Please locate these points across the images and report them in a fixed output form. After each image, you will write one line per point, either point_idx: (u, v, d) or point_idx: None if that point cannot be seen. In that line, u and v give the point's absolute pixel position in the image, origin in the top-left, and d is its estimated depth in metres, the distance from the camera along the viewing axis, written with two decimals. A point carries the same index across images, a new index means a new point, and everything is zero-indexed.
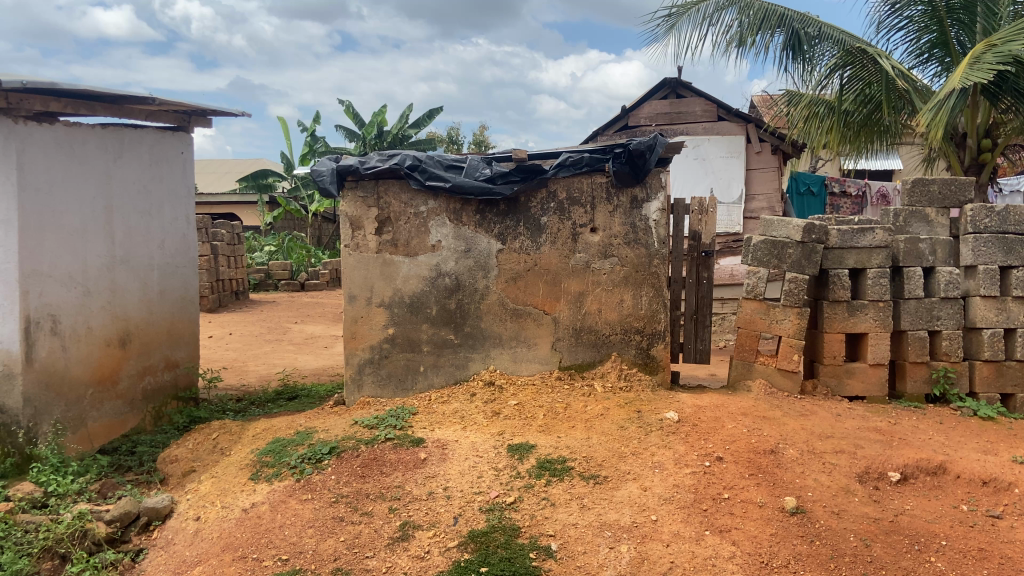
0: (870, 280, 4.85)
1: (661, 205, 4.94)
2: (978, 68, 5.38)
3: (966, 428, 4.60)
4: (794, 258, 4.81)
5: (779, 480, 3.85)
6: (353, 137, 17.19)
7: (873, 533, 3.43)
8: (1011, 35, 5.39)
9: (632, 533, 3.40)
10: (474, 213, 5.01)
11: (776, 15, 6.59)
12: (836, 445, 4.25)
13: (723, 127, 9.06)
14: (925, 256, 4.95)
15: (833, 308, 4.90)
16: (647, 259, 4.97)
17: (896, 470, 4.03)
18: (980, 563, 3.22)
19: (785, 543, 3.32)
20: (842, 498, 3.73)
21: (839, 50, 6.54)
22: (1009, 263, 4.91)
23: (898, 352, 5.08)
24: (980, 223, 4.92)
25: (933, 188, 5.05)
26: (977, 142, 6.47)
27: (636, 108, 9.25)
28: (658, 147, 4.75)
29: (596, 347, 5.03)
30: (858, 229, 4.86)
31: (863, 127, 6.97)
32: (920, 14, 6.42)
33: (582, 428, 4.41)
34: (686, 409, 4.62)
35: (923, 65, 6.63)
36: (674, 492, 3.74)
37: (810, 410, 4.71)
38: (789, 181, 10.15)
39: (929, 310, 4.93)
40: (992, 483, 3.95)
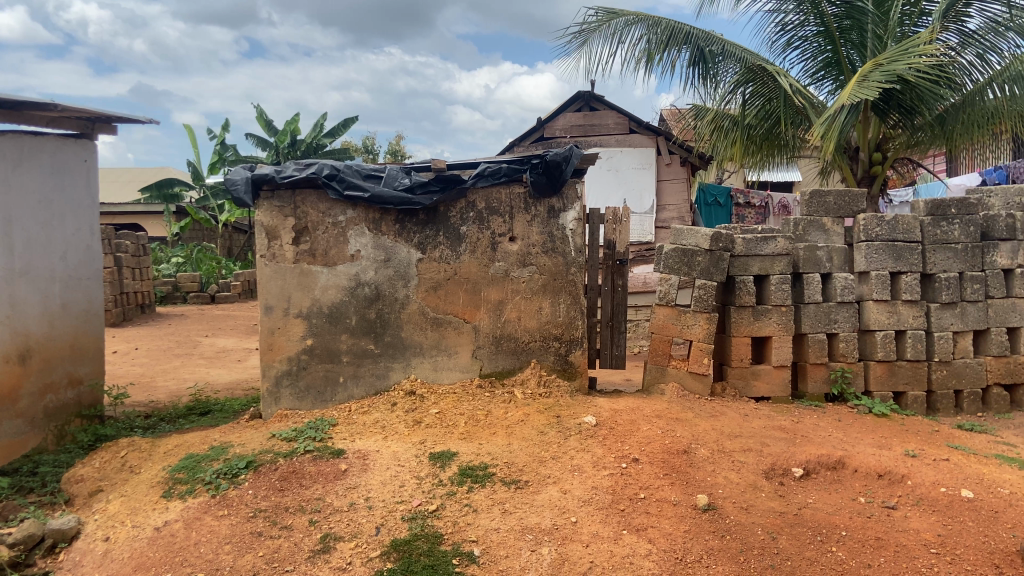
0: (773, 286, 5.09)
1: (577, 215, 5.09)
2: (866, 85, 5.77)
3: (862, 424, 4.85)
4: (703, 266, 5.02)
5: (691, 478, 4.05)
6: (265, 146, 16.78)
7: (779, 526, 3.67)
8: (896, 55, 5.77)
9: (553, 535, 3.51)
10: (394, 222, 5.01)
11: (682, 33, 6.89)
12: (744, 443, 4.47)
13: (635, 140, 9.34)
14: (822, 263, 5.20)
15: (739, 313, 5.12)
16: (565, 268, 5.09)
17: (799, 465, 4.27)
18: (877, 551, 3.48)
19: (698, 539, 3.52)
20: (750, 494, 3.95)
21: (741, 68, 6.90)
22: (899, 269, 5.11)
23: (799, 354, 5.30)
24: (872, 232, 5.12)
25: (829, 199, 5.28)
26: (868, 155, 6.92)
27: (552, 120, 9.42)
28: (573, 158, 4.92)
29: (515, 354, 5.11)
30: (761, 238, 5.11)
31: (766, 141, 7.33)
32: (813, 34, 6.84)
33: (503, 433, 4.48)
34: (604, 413, 4.76)
35: (818, 82, 7.03)
36: (593, 494, 3.87)
37: (720, 411, 4.91)
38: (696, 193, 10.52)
39: (827, 313, 5.16)
40: (886, 476, 4.19)
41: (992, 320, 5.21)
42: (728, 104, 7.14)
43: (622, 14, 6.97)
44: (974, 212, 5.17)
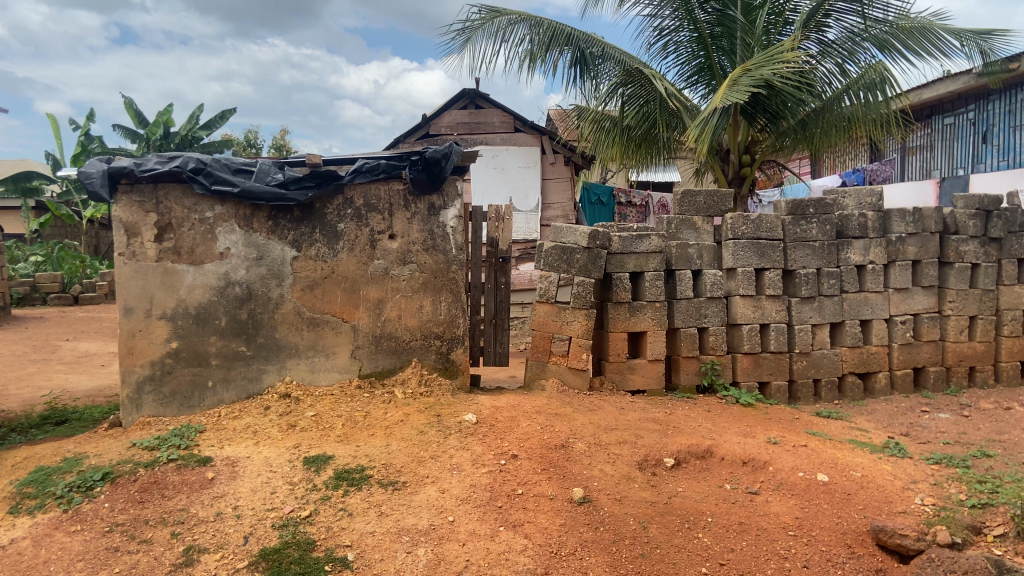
0: (647, 282, 5.25)
1: (458, 213, 5.07)
2: (736, 90, 6.01)
3: (730, 414, 5.07)
4: (581, 263, 5.11)
5: (568, 472, 4.12)
6: (135, 138, 15.85)
7: (650, 515, 3.80)
8: (763, 61, 6.06)
9: (429, 535, 3.48)
10: (267, 219, 4.83)
11: (563, 34, 6.99)
12: (619, 436, 4.58)
13: (520, 138, 9.40)
14: (693, 260, 5.41)
15: (616, 309, 5.24)
16: (445, 266, 5.07)
17: (670, 456, 4.42)
18: (740, 536, 3.67)
19: (572, 532, 3.60)
20: (623, 486, 4.06)
21: (619, 70, 7.10)
22: (763, 266, 5.38)
23: (672, 348, 5.48)
24: (739, 230, 5.35)
25: (700, 199, 5.48)
26: (738, 157, 7.25)
27: (437, 117, 9.31)
28: (453, 155, 4.90)
29: (396, 354, 5.03)
30: (635, 236, 5.24)
31: (643, 142, 7.58)
32: (688, 40, 7.09)
33: (381, 434, 4.39)
34: (484, 411, 4.76)
35: (692, 85, 7.31)
36: (470, 492, 3.86)
37: (597, 405, 5.01)
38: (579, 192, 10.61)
39: (697, 309, 5.37)
40: (750, 463, 4.40)
41: (846, 313, 5.52)
42: (607, 105, 7.32)
43: (505, 12, 7.01)
44: (830, 211, 5.46)
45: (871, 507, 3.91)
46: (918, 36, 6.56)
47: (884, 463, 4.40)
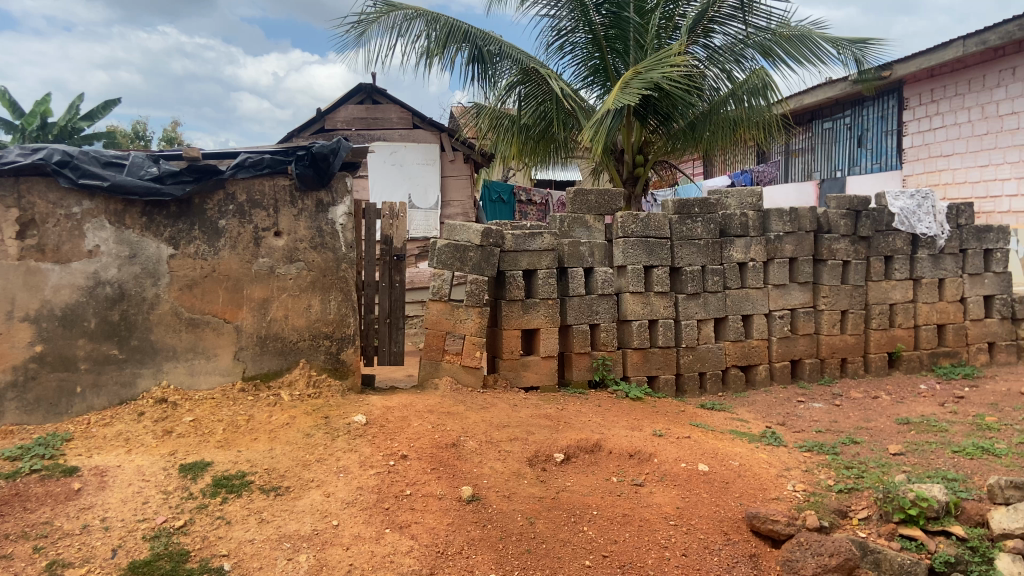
0: (540, 280, 5.29)
1: (348, 209, 4.98)
2: (627, 92, 6.12)
3: (619, 408, 5.18)
4: (474, 261, 5.10)
5: (457, 471, 4.10)
6: (9, 129, 14.80)
7: (537, 510, 3.82)
8: (653, 64, 6.21)
9: (311, 541, 3.39)
10: (141, 214, 4.61)
11: (460, 30, 6.92)
12: (511, 433, 4.60)
13: (419, 135, 9.31)
14: (585, 258, 5.49)
15: (510, 306, 5.25)
16: (334, 264, 4.96)
17: (560, 451, 4.47)
18: (623, 527, 3.75)
19: (460, 531, 3.58)
20: (513, 482, 4.08)
21: (517, 69, 7.12)
22: (651, 263, 5.51)
23: (565, 345, 5.54)
24: (628, 229, 5.46)
25: (591, 198, 5.53)
26: (632, 158, 7.42)
27: (332, 111, 9.08)
28: (341, 151, 4.87)
29: (282, 355, 4.88)
30: (528, 234, 5.28)
31: (541, 140, 7.64)
32: (584, 41, 7.12)
33: (265, 439, 4.25)
34: (374, 411, 4.68)
35: (588, 86, 7.38)
36: (357, 495, 3.79)
37: (490, 402, 5.01)
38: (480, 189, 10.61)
39: (589, 306, 5.46)
40: (637, 455, 4.50)
41: (730, 308, 5.74)
42: (504, 104, 7.34)
43: (401, 7, 6.91)
44: (714, 210, 5.68)
45: (747, 494, 4.08)
46: (798, 44, 6.88)
47: (761, 452, 4.59)
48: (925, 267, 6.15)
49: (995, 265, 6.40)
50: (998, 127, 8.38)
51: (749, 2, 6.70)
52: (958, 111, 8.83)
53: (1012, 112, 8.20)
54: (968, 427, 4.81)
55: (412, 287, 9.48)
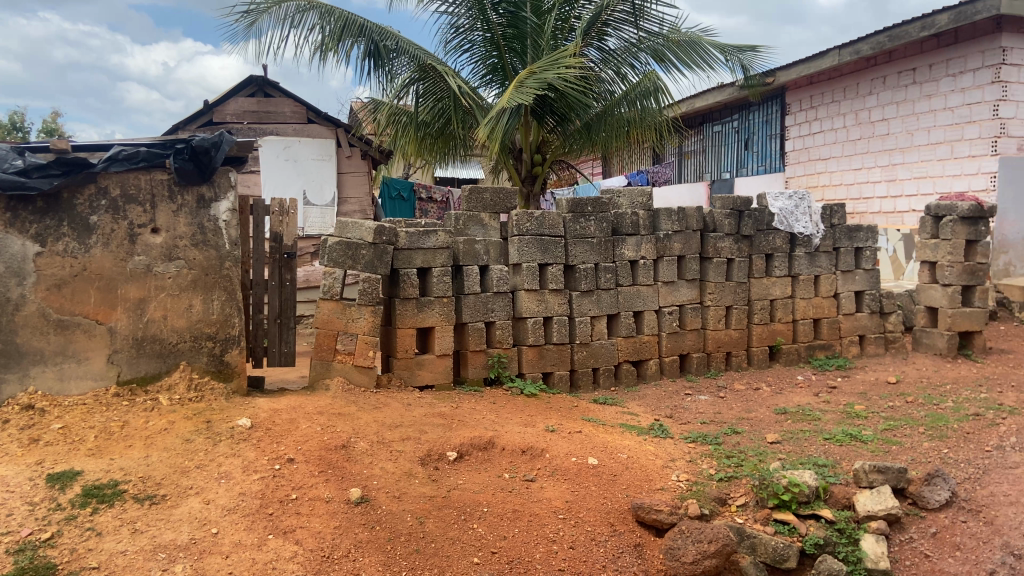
0: (435, 278, 5.26)
1: (232, 205, 4.82)
2: (522, 91, 6.16)
3: (513, 405, 5.21)
4: (366, 259, 5.01)
5: (346, 473, 4.02)
6: None
7: (427, 510, 3.79)
8: (547, 65, 6.27)
9: (188, 550, 3.25)
10: (3, 210, 4.30)
11: (356, 25, 6.77)
12: (403, 433, 4.54)
13: (313, 130, 9.10)
14: (480, 256, 5.50)
15: (404, 305, 5.19)
16: (217, 262, 4.78)
17: (452, 449, 4.45)
18: (512, 522, 3.77)
19: (347, 534, 3.52)
20: (403, 482, 4.03)
21: (414, 65, 7.05)
22: (546, 261, 5.57)
23: (461, 343, 5.52)
24: (523, 227, 5.50)
25: (486, 196, 5.54)
26: (530, 156, 7.49)
27: (221, 103, 8.75)
28: (223, 145, 4.67)
29: (161, 357, 4.66)
30: (423, 231, 5.23)
31: (439, 138, 7.60)
32: (482, 40, 7.09)
33: (141, 446, 4.04)
34: (261, 414, 4.53)
35: (486, 85, 7.39)
36: (238, 501, 3.66)
37: (383, 402, 4.94)
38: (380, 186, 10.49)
39: (484, 304, 5.47)
40: (529, 451, 4.53)
41: (621, 305, 5.88)
42: (401, 100, 7.25)
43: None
44: (606, 210, 5.79)
45: (633, 486, 4.19)
46: (689, 50, 7.13)
47: (648, 445, 4.72)
48: (802, 264, 6.46)
49: (865, 263, 6.76)
50: (870, 133, 8.94)
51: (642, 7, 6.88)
52: (834, 116, 9.38)
53: (883, 118, 8.75)
54: (839, 416, 5.11)
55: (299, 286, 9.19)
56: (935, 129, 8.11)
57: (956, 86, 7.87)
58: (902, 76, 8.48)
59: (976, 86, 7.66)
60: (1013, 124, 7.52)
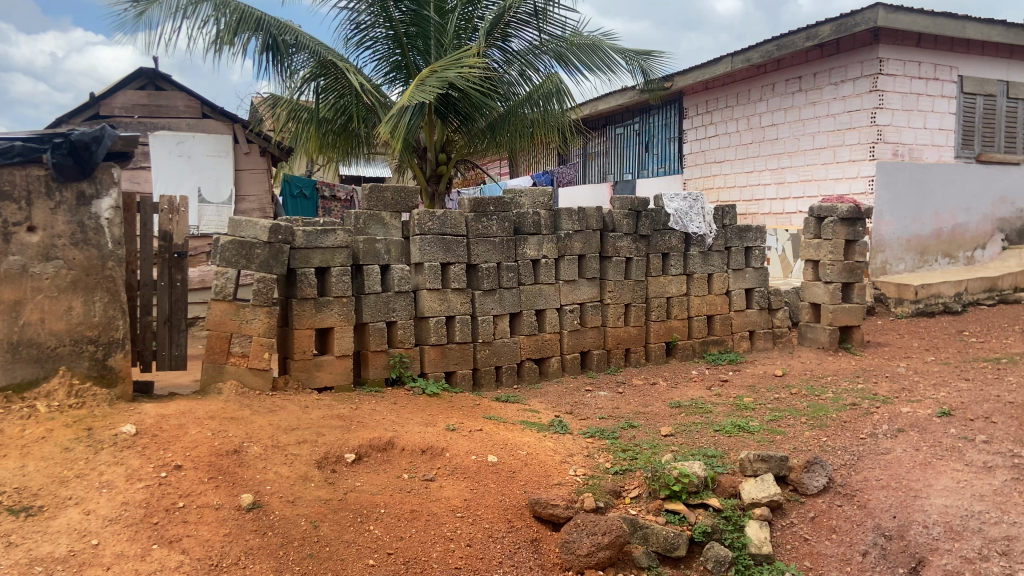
0: (334, 278, 5.18)
1: (115, 203, 4.61)
2: (424, 89, 6.14)
3: (414, 404, 5.18)
4: (262, 258, 4.88)
5: (238, 479, 3.90)
6: None
7: (322, 513, 3.73)
8: (449, 64, 6.26)
9: (66, 563, 3.10)
10: None
11: (253, 17, 6.59)
12: (299, 436, 4.44)
13: (208, 125, 8.81)
14: (381, 255, 5.44)
15: (301, 305, 5.09)
16: (100, 262, 4.56)
17: (351, 451, 4.37)
18: (410, 523, 3.75)
19: (237, 541, 3.42)
20: (298, 486, 3.94)
21: (314, 61, 6.92)
22: (448, 260, 5.57)
23: (361, 343, 5.46)
24: (425, 226, 5.48)
25: (387, 194, 5.48)
26: (435, 155, 7.47)
27: (108, 96, 8.34)
28: (105, 140, 4.48)
29: (38, 362, 4.40)
30: (321, 230, 5.14)
31: (341, 136, 7.49)
32: (385, 37, 7.00)
33: (15, 456, 3.80)
34: (147, 420, 4.35)
35: (390, 83, 7.31)
36: (121, 511, 3.49)
37: (279, 405, 4.82)
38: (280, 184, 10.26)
39: (385, 303, 5.42)
40: (429, 450, 4.51)
41: (523, 304, 5.95)
42: (300, 96, 7.10)
43: None
44: (508, 209, 5.85)
45: (531, 482, 4.24)
46: (589, 52, 7.26)
47: (547, 441, 4.79)
48: (696, 263, 6.69)
49: (754, 262, 7.05)
50: (761, 137, 9.36)
51: (543, 10, 6.97)
52: (728, 121, 9.78)
53: (773, 124, 9.19)
54: (729, 408, 5.33)
55: (191, 286, 8.85)
56: (819, 134, 8.57)
57: (838, 94, 8.34)
58: (790, 83, 8.92)
59: (856, 94, 8.13)
60: (889, 131, 8.02)
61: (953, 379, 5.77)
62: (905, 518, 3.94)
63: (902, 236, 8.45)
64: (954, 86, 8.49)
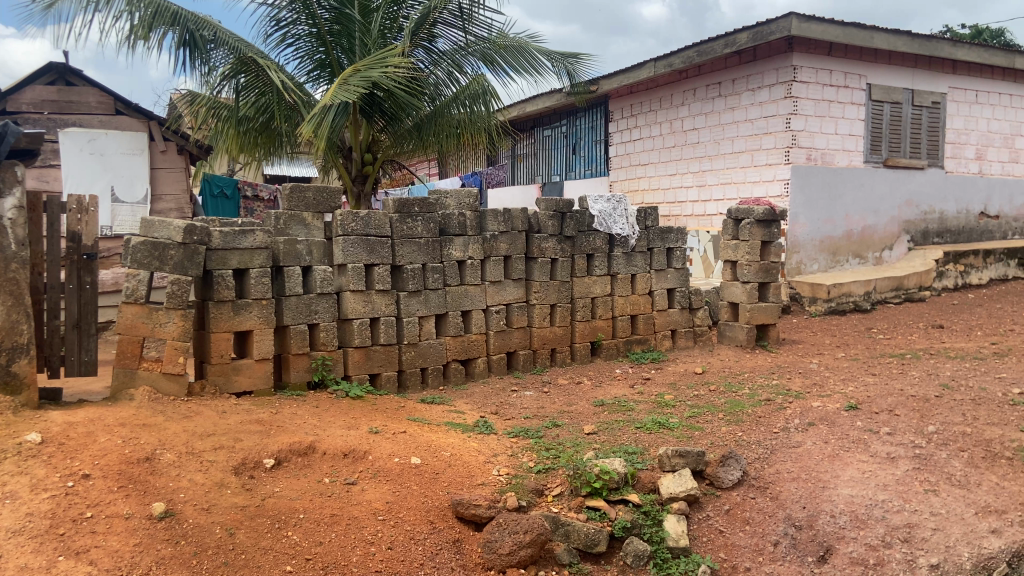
0: (252, 280, 5.07)
1: (18, 202, 4.41)
2: (347, 88, 6.06)
3: (336, 408, 5.11)
4: (175, 260, 4.74)
5: (149, 487, 3.76)
6: None
7: (239, 520, 3.63)
8: (372, 63, 6.20)
9: None
10: None
11: (169, 11, 6.31)
12: (215, 442, 4.32)
13: (123, 121, 8.50)
14: (302, 256, 5.34)
15: (218, 308, 4.97)
16: (2, 264, 4.34)
17: (269, 456, 4.27)
18: (330, 528, 3.69)
19: (149, 551, 3.31)
20: (214, 493, 3.83)
21: (233, 58, 6.73)
22: (372, 262, 5.52)
23: (282, 346, 5.36)
24: (348, 227, 5.41)
25: (309, 194, 5.38)
26: (360, 155, 7.38)
27: (16, 92, 8.01)
28: (7, 137, 4.31)
29: None
30: (239, 231, 5.02)
31: (262, 135, 7.37)
32: (307, 34, 6.88)
33: None
34: (53, 428, 4.16)
35: (314, 80, 7.18)
36: (24, 522, 3.34)
37: (195, 411, 4.68)
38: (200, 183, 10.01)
39: (307, 305, 5.33)
40: (351, 454, 4.44)
41: (449, 305, 5.94)
42: (219, 93, 6.92)
43: None
44: (433, 210, 5.83)
45: (455, 483, 4.23)
46: (516, 54, 7.29)
47: (472, 441, 4.79)
48: (620, 263, 6.81)
49: (676, 262, 7.20)
50: (683, 140, 9.59)
51: (468, 11, 6.98)
52: (652, 124, 9.99)
53: (694, 128, 9.43)
54: (651, 405, 5.44)
55: (102, 289, 8.55)
56: (738, 138, 8.85)
57: (755, 100, 8.62)
58: (710, 89, 9.17)
59: (772, 100, 8.42)
60: (803, 136, 8.33)
61: (861, 374, 6.04)
62: (814, 508, 4.10)
63: (816, 237, 8.79)
64: (863, 93, 8.88)
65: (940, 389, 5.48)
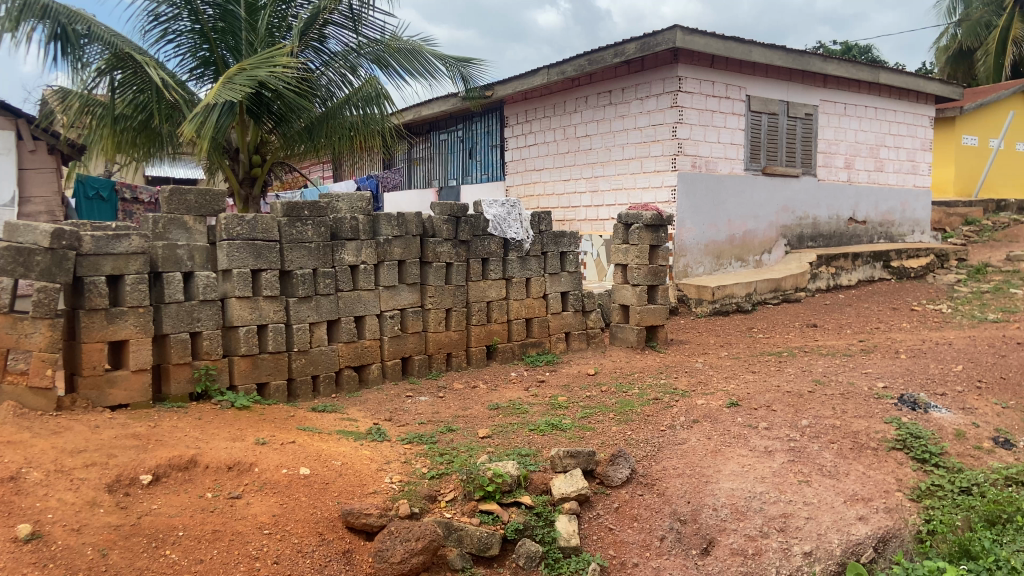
0: (128, 287, 4.81)
1: None
2: (231, 87, 5.84)
3: (221, 419, 4.92)
4: (41, 266, 4.46)
5: (13, 508, 3.50)
6: None
7: (112, 540, 3.43)
8: (258, 62, 6.00)
9: None
10: None
11: (37, 4, 5.90)
12: (87, 459, 4.06)
13: None
14: (183, 262, 5.11)
15: (90, 316, 4.69)
16: None
17: (147, 472, 4.05)
18: (212, 544, 3.54)
19: None
20: (84, 513, 3.59)
21: (108, 53, 6.35)
22: (259, 267, 5.34)
23: (161, 355, 5.11)
24: (233, 231, 5.22)
25: (190, 197, 5.13)
26: (248, 157, 7.14)
27: None
28: None
29: None
30: (112, 235, 4.77)
31: (141, 134, 7.03)
32: (189, 31, 6.59)
33: None
34: None
35: (197, 78, 6.88)
36: None
37: (65, 426, 4.40)
38: (72, 185, 9.50)
39: (189, 313, 5.11)
40: (236, 467, 4.27)
41: (341, 311, 5.83)
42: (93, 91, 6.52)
43: None
44: (324, 214, 5.71)
45: (345, 492, 4.15)
46: (408, 56, 7.23)
47: (364, 449, 4.71)
48: (515, 267, 6.87)
49: (569, 266, 7.33)
50: (577, 147, 9.79)
51: (358, 12, 6.87)
52: (546, 131, 10.15)
53: (586, 134, 9.64)
54: (544, 407, 5.52)
55: None
56: (628, 145, 9.11)
57: (643, 109, 8.91)
58: (601, 97, 9.40)
59: (659, 109, 8.72)
60: (688, 144, 8.66)
61: (742, 372, 6.34)
62: (697, 502, 4.27)
63: (702, 241, 9.16)
64: (743, 104, 9.33)
65: (812, 385, 5.83)
